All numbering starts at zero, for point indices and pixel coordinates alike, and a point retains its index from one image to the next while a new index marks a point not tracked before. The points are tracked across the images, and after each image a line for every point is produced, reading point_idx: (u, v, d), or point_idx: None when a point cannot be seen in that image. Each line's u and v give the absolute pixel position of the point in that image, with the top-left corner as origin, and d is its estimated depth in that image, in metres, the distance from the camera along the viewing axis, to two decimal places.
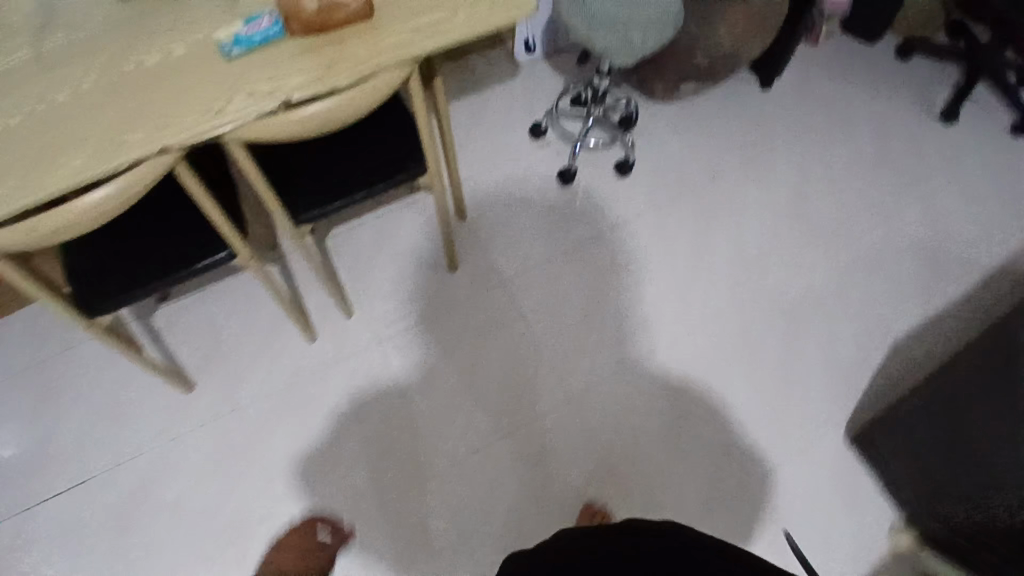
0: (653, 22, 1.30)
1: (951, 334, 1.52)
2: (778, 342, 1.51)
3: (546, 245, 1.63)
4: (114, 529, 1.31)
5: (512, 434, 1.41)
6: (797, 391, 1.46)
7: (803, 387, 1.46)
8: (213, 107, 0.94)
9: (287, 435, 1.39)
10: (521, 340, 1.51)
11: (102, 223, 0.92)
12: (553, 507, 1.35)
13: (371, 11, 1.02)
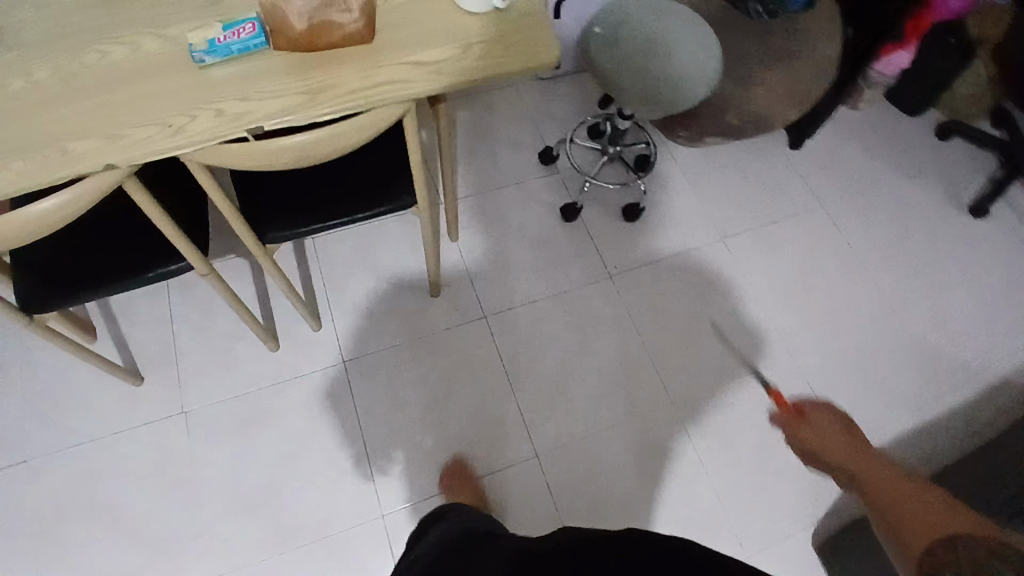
0: (693, 69, 1.26)
1: (936, 449, 1.47)
2: (759, 433, 1.44)
3: (533, 285, 1.57)
4: (47, 520, 1.29)
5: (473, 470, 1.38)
6: (770, 489, 1.39)
7: (776, 485, 1.40)
8: (172, 123, 0.82)
9: (241, 442, 1.38)
10: (491, 383, 1.46)
11: (40, 234, 0.82)
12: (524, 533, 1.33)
13: (370, 34, 0.89)
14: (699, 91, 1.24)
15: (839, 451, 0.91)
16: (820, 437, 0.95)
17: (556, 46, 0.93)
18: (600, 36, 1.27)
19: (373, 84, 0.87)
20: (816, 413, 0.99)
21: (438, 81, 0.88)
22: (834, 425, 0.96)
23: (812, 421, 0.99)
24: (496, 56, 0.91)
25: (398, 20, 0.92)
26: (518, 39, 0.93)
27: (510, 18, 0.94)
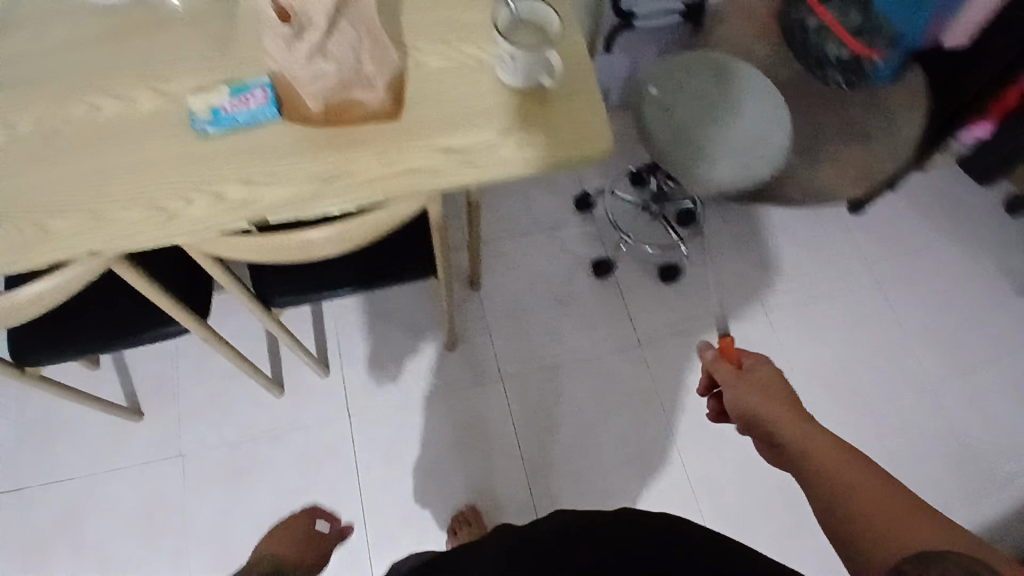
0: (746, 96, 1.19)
1: None
2: (783, 537, 1.32)
3: (554, 345, 1.46)
4: (26, 561, 1.22)
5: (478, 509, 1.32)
6: None
7: None
8: (166, 207, 0.72)
9: (234, 493, 1.29)
10: (501, 448, 1.37)
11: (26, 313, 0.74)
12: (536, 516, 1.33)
13: (397, 111, 0.78)
14: (779, 144, 1.15)
15: (748, 396, 0.72)
16: (744, 387, 0.73)
17: (609, 134, 0.80)
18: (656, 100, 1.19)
19: (395, 173, 0.76)
20: (750, 362, 0.76)
21: (470, 172, 0.78)
22: (766, 375, 0.74)
23: (737, 371, 0.75)
24: (538, 143, 0.80)
25: (429, 91, 0.80)
26: (565, 123, 0.81)
27: (558, 95, 0.82)
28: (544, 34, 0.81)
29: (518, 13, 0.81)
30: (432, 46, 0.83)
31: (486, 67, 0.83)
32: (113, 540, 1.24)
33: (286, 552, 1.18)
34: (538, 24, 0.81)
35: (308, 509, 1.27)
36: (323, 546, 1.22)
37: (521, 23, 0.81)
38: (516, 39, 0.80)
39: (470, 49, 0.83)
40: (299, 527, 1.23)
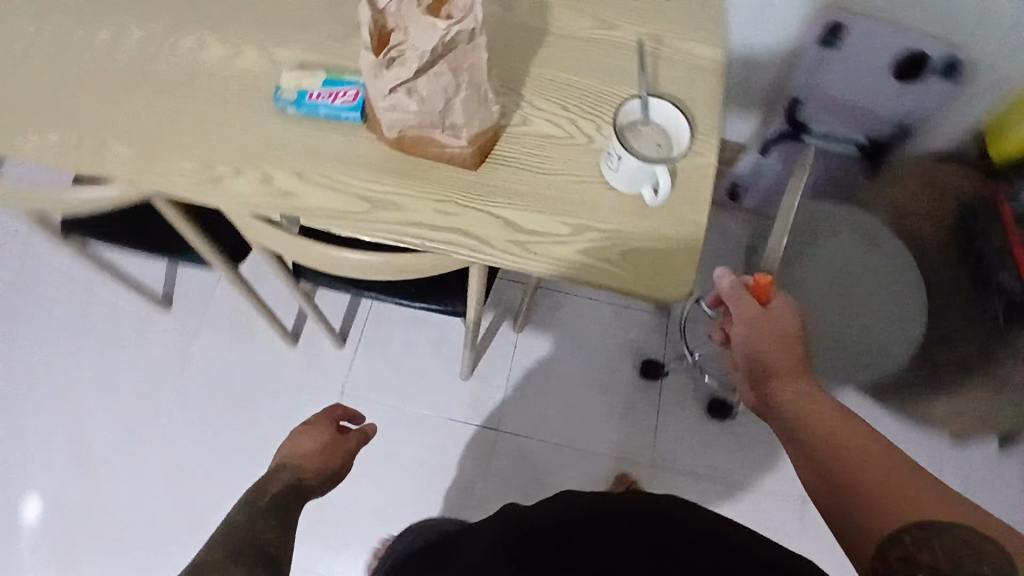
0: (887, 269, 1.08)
1: None
2: None
3: (567, 425, 1.36)
4: (25, 389, 1.31)
5: None
6: None
7: None
8: (215, 168, 0.70)
9: (208, 418, 1.30)
10: (465, 500, 1.29)
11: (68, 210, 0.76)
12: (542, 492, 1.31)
13: (475, 163, 0.71)
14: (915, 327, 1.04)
15: (761, 350, 0.74)
16: (763, 333, 0.74)
17: (689, 282, 0.70)
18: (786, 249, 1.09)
19: (447, 227, 0.70)
20: (775, 304, 0.74)
21: (521, 259, 0.70)
22: (788, 320, 0.74)
23: (761, 316, 0.74)
24: (608, 260, 0.70)
25: (521, 158, 0.73)
26: (648, 250, 0.71)
27: (653, 217, 0.72)
28: (668, 149, 0.71)
29: (650, 113, 0.72)
30: (545, 114, 0.76)
31: (591, 155, 0.74)
32: (96, 410, 1.30)
33: (307, 458, 1.01)
34: (666, 135, 0.72)
35: (326, 410, 1.11)
36: (346, 448, 1.05)
37: (649, 126, 0.72)
38: (635, 142, 0.71)
39: (584, 129, 0.75)
40: (323, 427, 1.07)
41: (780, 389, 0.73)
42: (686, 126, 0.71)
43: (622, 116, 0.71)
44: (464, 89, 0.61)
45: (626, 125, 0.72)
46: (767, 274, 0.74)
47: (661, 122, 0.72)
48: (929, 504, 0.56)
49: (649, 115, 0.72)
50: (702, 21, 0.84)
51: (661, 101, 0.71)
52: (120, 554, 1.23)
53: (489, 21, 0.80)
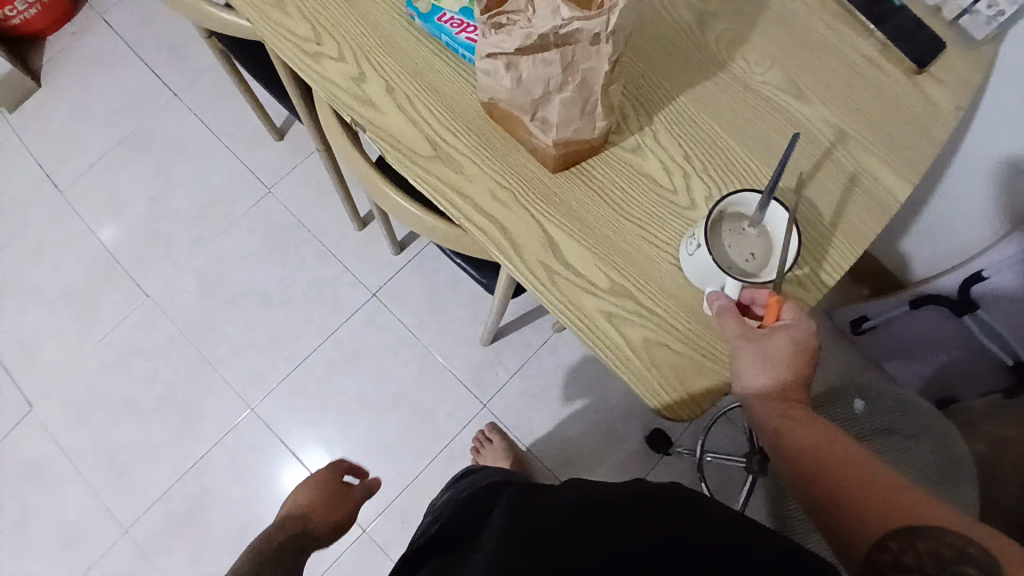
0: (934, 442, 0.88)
1: None
2: None
3: (549, 446, 1.30)
4: (139, 141, 1.42)
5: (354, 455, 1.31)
6: None
7: None
8: (321, 42, 0.67)
9: (260, 257, 1.37)
10: (418, 446, 1.31)
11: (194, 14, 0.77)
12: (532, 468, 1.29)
13: (553, 167, 0.64)
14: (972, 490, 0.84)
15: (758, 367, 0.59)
16: (766, 365, 0.59)
17: (693, 412, 0.61)
18: (846, 420, 0.91)
19: (490, 216, 0.64)
20: (784, 327, 0.59)
21: (542, 288, 0.63)
22: (802, 341, 0.59)
23: (764, 338, 0.58)
24: (626, 339, 0.62)
25: (606, 186, 0.65)
26: (672, 354, 0.61)
27: (699, 323, 0.62)
28: (757, 268, 0.60)
29: (764, 219, 0.61)
30: (660, 153, 0.67)
31: (679, 223, 0.65)
32: (181, 199, 1.40)
33: (312, 506, 1.08)
34: (766, 253, 0.60)
35: (332, 464, 1.18)
36: (349, 501, 1.12)
37: (754, 231, 0.61)
38: (725, 240, 0.61)
39: (691, 192, 0.66)
40: (329, 482, 1.14)
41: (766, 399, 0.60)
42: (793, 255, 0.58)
43: (728, 204, 0.60)
44: (571, 89, 0.53)
45: (730, 216, 0.61)
46: (778, 293, 0.58)
47: (772, 235, 0.61)
48: (925, 504, 0.50)
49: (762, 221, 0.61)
50: (890, 146, 0.71)
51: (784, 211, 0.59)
52: (139, 327, 1.35)
53: (665, 32, 0.71)
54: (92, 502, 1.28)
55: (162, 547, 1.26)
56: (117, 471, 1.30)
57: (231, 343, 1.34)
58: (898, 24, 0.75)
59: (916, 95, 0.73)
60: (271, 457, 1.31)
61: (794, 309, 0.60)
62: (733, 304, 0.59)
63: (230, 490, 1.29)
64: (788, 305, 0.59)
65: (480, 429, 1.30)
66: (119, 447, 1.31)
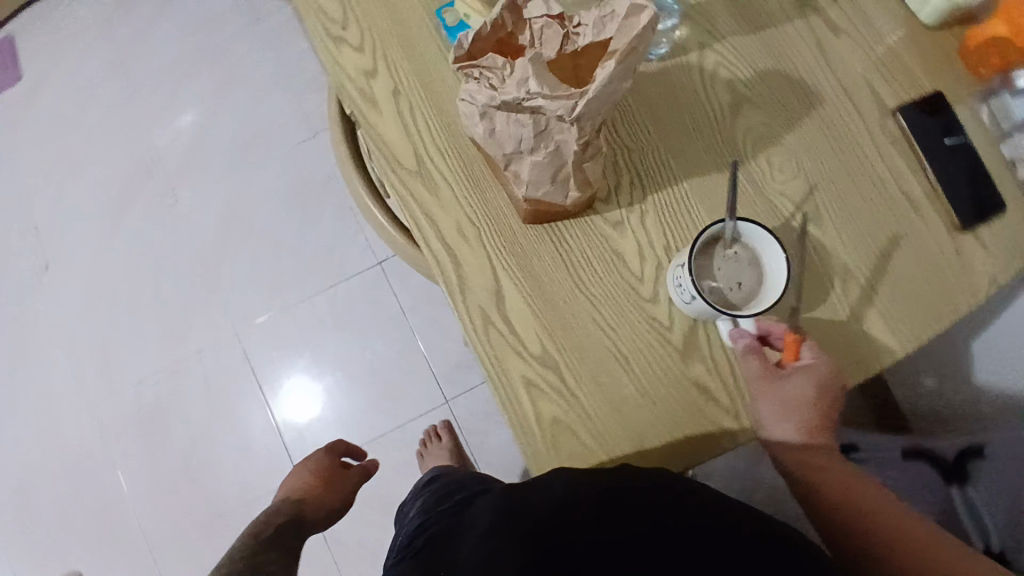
0: None
1: None
2: None
3: (496, 462, 1.30)
4: (212, 54, 1.47)
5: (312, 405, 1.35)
6: None
7: None
8: (347, 27, 0.67)
9: (287, 197, 1.41)
10: (372, 418, 1.34)
11: None
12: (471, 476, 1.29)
13: (526, 217, 0.62)
14: None
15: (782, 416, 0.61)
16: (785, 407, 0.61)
17: None
18: None
19: (449, 248, 0.63)
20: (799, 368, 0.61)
21: (475, 334, 0.63)
22: (824, 383, 0.60)
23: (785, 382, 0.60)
24: (538, 413, 0.61)
25: (573, 252, 0.63)
26: (578, 441, 0.60)
27: (614, 420, 0.60)
28: (755, 292, 0.59)
29: (741, 238, 0.60)
30: (640, 236, 0.64)
31: (633, 312, 0.62)
32: (231, 121, 1.44)
33: (310, 489, 1.07)
34: (760, 272, 0.59)
35: (327, 446, 1.17)
36: (344, 481, 1.11)
37: (739, 256, 0.60)
38: (714, 283, 0.60)
39: (656, 283, 0.63)
40: (324, 466, 1.12)
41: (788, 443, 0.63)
42: (784, 264, 0.57)
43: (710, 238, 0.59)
44: (543, 154, 0.51)
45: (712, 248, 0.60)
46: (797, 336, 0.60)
47: (756, 251, 0.60)
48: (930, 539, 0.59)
49: (738, 240, 0.60)
50: (896, 300, 0.65)
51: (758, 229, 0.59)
52: (160, 227, 1.42)
53: (693, 109, 0.67)
54: (78, 376, 1.39)
55: (123, 436, 1.36)
56: (104, 354, 1.39)
57: (234, 270, 1.39)
58: (956, 171, 0.68)
59: (949, 253, 0.66)
60: (238, 384, 1.36)
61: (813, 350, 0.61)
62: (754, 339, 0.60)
63: (194, 402, 1.36)
64: (806, 344, 0.61)
65: (435, 424, 1.30)
66: (111, 333, 1.39)
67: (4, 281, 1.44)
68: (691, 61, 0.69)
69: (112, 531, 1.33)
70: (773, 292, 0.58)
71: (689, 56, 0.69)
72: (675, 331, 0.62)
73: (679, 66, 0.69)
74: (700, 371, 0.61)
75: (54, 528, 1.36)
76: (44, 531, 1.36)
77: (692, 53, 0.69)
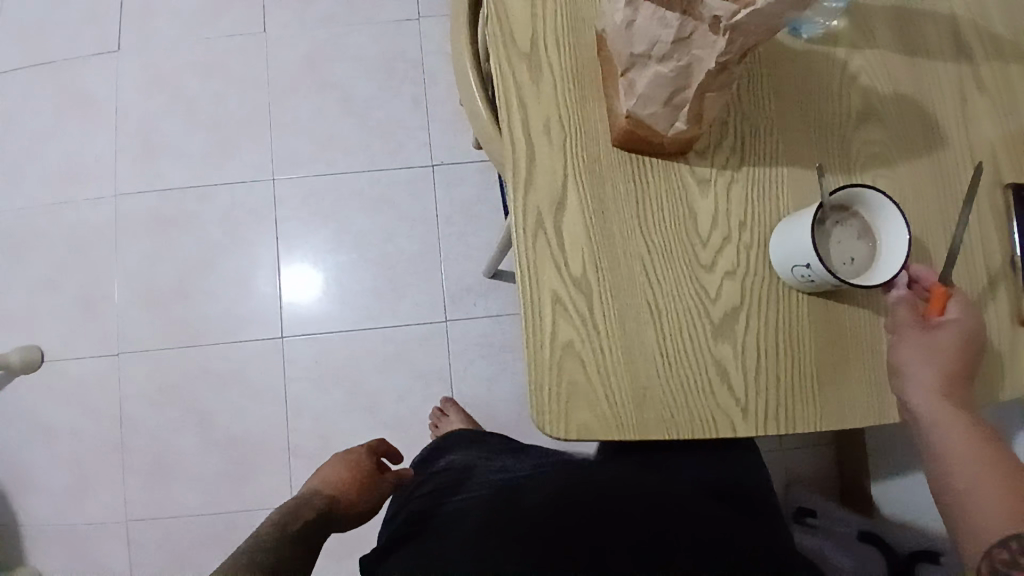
0: None
1: None
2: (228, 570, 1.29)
3: (467, 393, 1.31)
4: None
5: (318, 275, 1.34)
6: (168, 553, 1.30)
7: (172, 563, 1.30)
8: None
9: (368, 70, 1.38)
10: (369, 308, 1.33)
11: None
12: (439, 398, 1.30)
13: (618, 141, 0.59)
14: None
15: (933, 378, 0.56)
16: (929, 354, 0.57)
17: (557, 433, 0.58)
18: None
19: (529, 141, 0.61)
20: (945, 322, 0.57)
21: (522, 232, 0.60)
22: (968, 338, 0.57)
23: (936, 337, 0.57)
24: (554, 331, 0.59)
25: (648, 191, 0.60)
26: (583, 372, 0.58)
27: (625, 366, 0.58)
28: (876, 245, 0.56)
29: (832, 205, 0.57)
30: (720, 201, 0.61)
31: (684, 270, 0.60)
32: None
33: (341, 489, 0.83)
34: (869, 225, 0.56)
35: (362, 444, 0.93)
36: (377, 489, 0.86)
37: (843, 224, 0.57)
38: (841, 269, 0.56)
39: (718, 253, 0.60)
40: (358, 462, 0.89)
41: (944, 431, 0.56)
42: (890, 204, 0.55)
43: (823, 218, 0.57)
44: (670, 68, 0.48)
45: (826, 228, 0.57)
46: (950, 288, 0.57)
47: (853, 209, 0.57)
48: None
49: (841, 214, 0.57)
50: None
51: (849, 190, 0.56)
52: (238, 50, 1.40)
53: (821, 101, 0.64)
54: (113, 162, 1.39)
55: (134, 232, 1.37)
56: (144, 151, 1.39)
57: (293, 120, 1.38)
58: None
59: (1004, 343, 0.62)
60: (257, 228, 1.36)
61: (960, 302, 0.58)
62: (908, 296, 0.59)
63: (211, 229, 1.36)
64: (954, 301, 0.58)
65: (438, 405, 1.28)
66: (158, 132, 1.39)
67: (73, 44, 1.43)
68: (838, 53, 0.65)
69: (94, 316, 1.36)
70: (899, 231, 0.54)
71: (837, 48, 0.65)
72: (717, 306, 0.59)
73: (822, 54, 0.65)
74: (726, 352, 0.59)
75: (37, 292, 1.37)
76: (28, 292, 1.37)
77: (839, 47, 0.65)
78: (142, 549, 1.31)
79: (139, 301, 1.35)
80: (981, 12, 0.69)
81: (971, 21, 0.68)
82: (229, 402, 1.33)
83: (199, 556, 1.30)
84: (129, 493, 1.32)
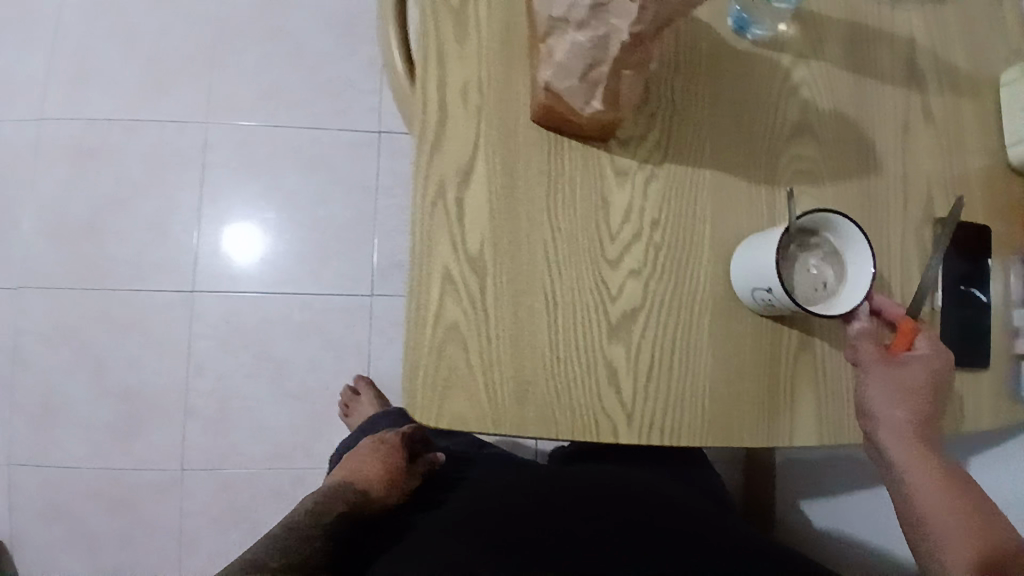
0: None
1: None
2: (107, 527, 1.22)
3: (383, 373, 1.25)
4: None
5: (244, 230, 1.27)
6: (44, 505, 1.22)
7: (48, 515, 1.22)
8: None
9: (322, 24, 1.31)
10: (292, 272, 1.26)
11: None
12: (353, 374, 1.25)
13: (539, 115, 0.55)
14: None
15: (899, 418, 0.54)
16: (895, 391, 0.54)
17: (429, 420, 0.53)
18: None
19: (444, 102, 0.56)
20: (912, 357, 0.56)
21: (420, 199, 0.55)
22: (934, 375, 0.55)
23: (898, 372, 0.55)
24: (439, 310, 0.54)
25: (562, 172, 0.56)
26: (466, 356, 0.54)
27: (511, 357, 0.54)
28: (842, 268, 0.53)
29: (796, 230, 0.54)
30: (635, 195, 0.57)
31: (587, 261, 0.56)
32: None
33: (373, 473, 0.87)
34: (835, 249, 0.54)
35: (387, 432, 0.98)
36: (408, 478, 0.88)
37: (809, 250, 0.54)
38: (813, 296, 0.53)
39: (626, 250, 0.57)
40: (384, 448, 0.93)
41: (911, 470, 0.54)
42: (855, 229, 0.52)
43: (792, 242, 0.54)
44: (587, 35, 0.44)
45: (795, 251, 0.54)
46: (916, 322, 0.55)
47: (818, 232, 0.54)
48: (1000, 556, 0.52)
49: (809, 239, 0.54)
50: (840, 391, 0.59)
51: (816, 215, 0.52)
52: None
53: (760, 109, 0.61)
54: (34, 81, 1.28)
55: (50, 159, 1.26)
56: (70, 74, 1.28)
57: (236, 63, 1.29)
58: (961, 313, 0.62)
59: None
60: (184, 172, 1.27)
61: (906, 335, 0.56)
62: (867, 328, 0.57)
63: (135, 166, 1.27)
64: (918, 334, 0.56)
65: (352, 382, 1.23)
66: (88, 55, 1.28)
67: None
68: (783, 62, 0.62)
69: None
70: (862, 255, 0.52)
71: (783, 57, 0.63)
72: (616, 305, 0.56)
73: (769, 60, 0.62)
74: (619, 355, 0.55)
75: None
76: None
77: (786, 56, 0.63)
78: (15, 497, 1.22)
79: (46, 232, 1.25)
80: (930, 45, 0.67)
81: (922, 53, 0.67)
82: (128, 352, 1.24)
83: (80, 508, 1.22)
84: (9, 436, 1.22)
